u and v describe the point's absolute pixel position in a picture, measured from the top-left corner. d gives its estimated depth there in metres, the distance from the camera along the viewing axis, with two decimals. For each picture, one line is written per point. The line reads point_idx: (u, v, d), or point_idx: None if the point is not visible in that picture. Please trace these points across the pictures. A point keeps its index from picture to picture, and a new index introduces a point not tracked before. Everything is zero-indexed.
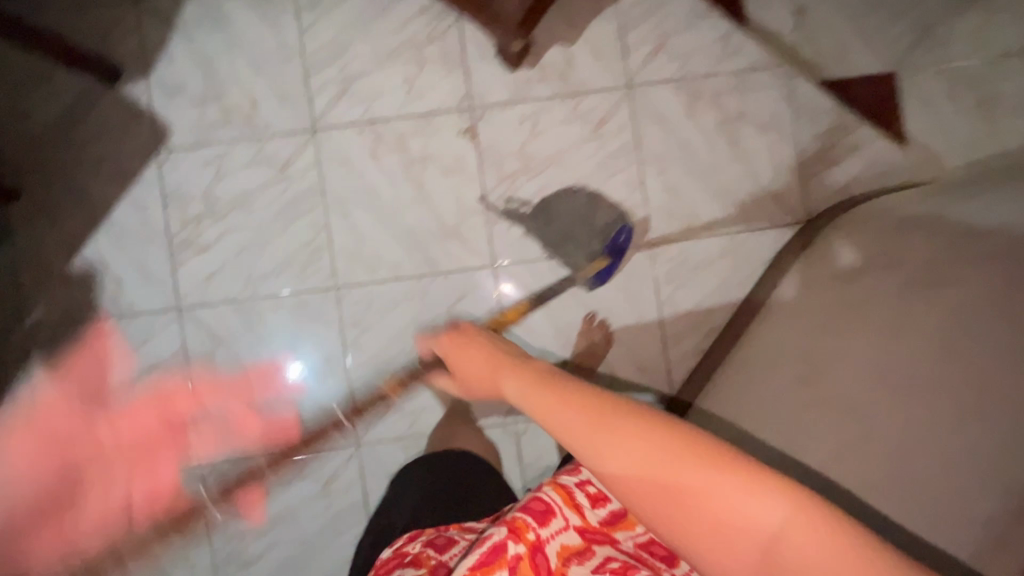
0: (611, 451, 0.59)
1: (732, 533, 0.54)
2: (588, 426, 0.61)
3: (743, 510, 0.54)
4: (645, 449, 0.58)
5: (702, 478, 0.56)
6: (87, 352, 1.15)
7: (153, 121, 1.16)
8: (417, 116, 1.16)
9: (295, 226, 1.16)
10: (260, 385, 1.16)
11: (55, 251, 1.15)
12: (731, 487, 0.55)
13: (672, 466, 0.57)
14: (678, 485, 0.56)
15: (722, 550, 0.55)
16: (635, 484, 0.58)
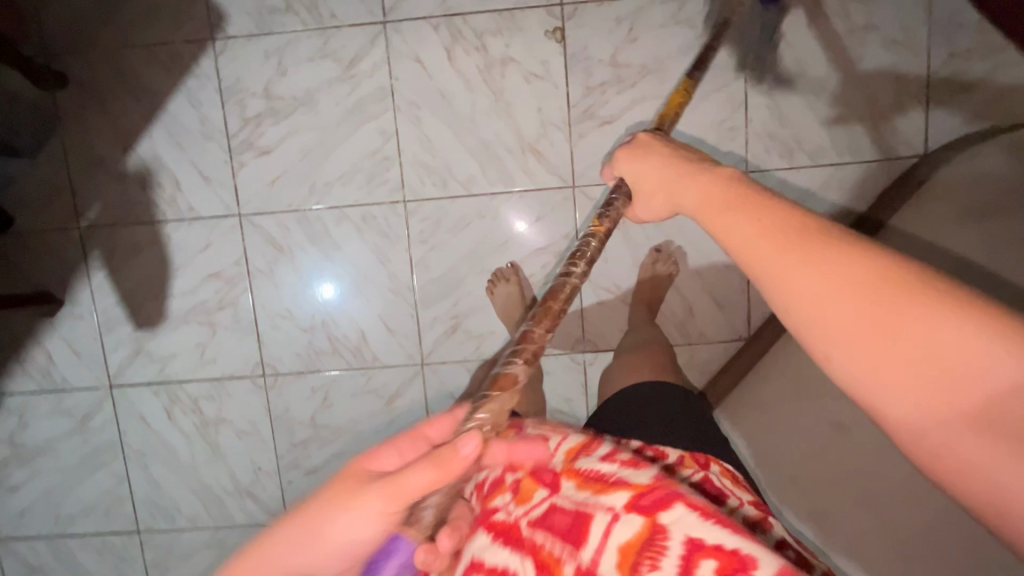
0: (808, 269, 0.42)
1: (955, 395, 0.35)
2: (762, 245, 0.45)
3: (975, 367, 0.35)
4: (831, 284, 0.40)
5: (916, 320, 0.37)
6: (148, 256, 1.11)
7: (207, 2, 1.04)
8: (499, 10, 1.03)
9: (362, 131, 1.07)
10: (297, 300, 1.12)
11: (110, 146, 1.09)
12: (986, 333, 0.35)
13: (870, 298, 0.39)
14: (914, 327, 0.37)
15: (957, 417, 0.35)
16: (815, 315, 0.41)
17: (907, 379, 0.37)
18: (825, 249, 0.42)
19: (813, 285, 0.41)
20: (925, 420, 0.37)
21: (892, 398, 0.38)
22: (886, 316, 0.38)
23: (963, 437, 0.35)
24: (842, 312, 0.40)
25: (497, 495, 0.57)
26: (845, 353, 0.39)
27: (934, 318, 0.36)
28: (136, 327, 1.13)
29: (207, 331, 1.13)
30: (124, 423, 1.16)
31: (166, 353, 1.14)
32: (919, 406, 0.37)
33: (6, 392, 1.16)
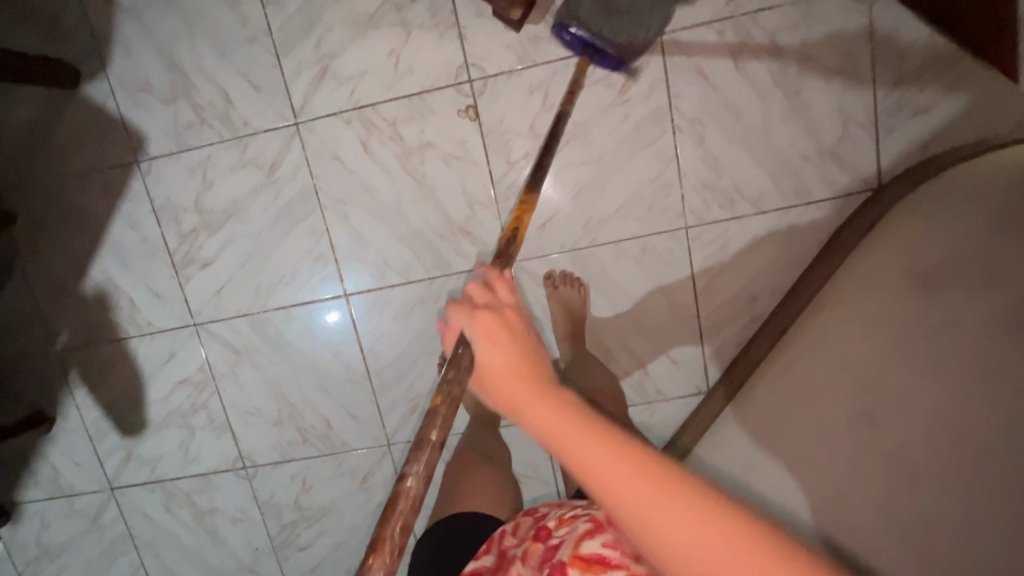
0: (536, 404, 0.46)
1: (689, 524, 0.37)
2: (524, 380, 0.48)
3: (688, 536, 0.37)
4: (598, 441, 0.42)
5: (637, 481, 0.40)
6: (120, 370, 1.17)
7: (126, 128, 1.06)
8: (408, 96, 1.00)
9: (294, 233, 1.07)
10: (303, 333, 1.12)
11: (65, 273, 1.13)
12: (648, 470, 0.40)
13: (599, 447, 0.42)
14: (605, 495, 0.40)
15: (686, 540, 0.37)
16: (596, 473, 0.41)
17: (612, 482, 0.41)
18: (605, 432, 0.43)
19: (590, 441, 0.42)
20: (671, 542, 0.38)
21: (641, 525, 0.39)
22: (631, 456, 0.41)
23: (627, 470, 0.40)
24: (595, 454, 0.41)
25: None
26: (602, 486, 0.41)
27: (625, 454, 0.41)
28: (122, 435, 1.21)
29: (186, 431, 1.19)
30: (129, 519, 1.25)
31: (155, 454, 1.22)
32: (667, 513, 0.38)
33: (24, 500, 1.27)
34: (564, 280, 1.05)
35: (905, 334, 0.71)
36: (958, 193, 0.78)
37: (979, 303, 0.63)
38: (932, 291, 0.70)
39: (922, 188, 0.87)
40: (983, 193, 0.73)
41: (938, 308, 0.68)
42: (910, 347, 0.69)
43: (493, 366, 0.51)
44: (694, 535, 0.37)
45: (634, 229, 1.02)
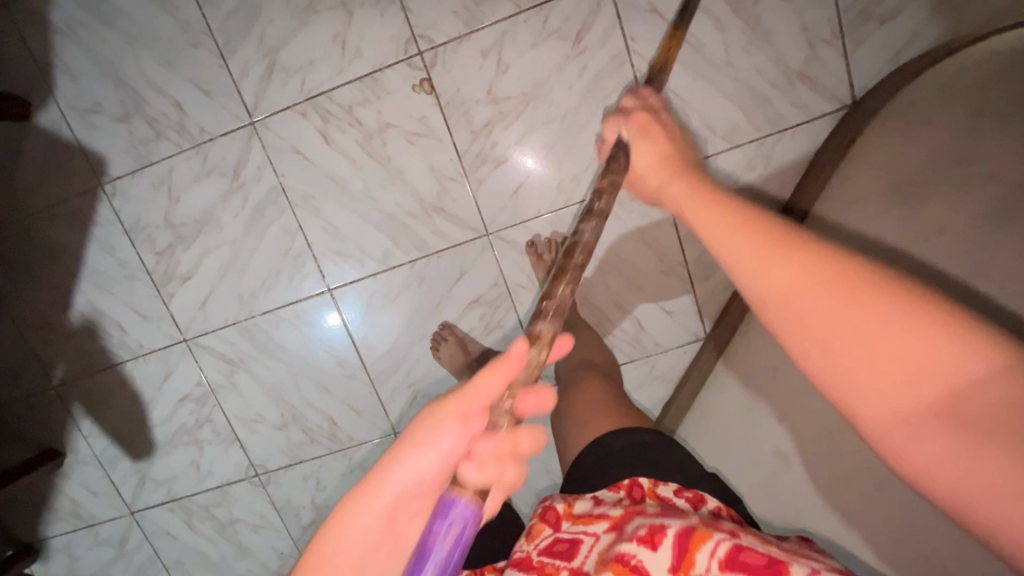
0: (770, 265, 0.38)
1: (930, 390, 0.31)
2: (745, 245, 0.40)
3: (931, 359, 0.31)
4: (784, 266, 0.37)
5: (895, 327, 0.32)
6: (120, 396, 1.18)
7: (84, 152, 1.04)
8: (360, 78, 0.97)
9: (269, 235, 1.06)
10: (296, 338, 1.12)
11: (51, 308, 1.13)
12: (916, 323, 0.32)
13: (821, 290, 0.35)
14: (868, 347, 0.33)
15: (920, 406, 0.31)
16: (817, 330, 0.35)
17: (832, 332, 0.34)
18: (780, 241, 0.38)
19: (783, 263, 0.37)
20: (917, 435, 0.31)
21: (866, 388, 0.33)
22: (829, 274, 0.35)
23: (877, 323, 0.32)
24: (813, 316, 0.35)
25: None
26: (817, 344, 0.35)
27: (864, 295, 0.34)
28: (135, 459, 1.21)
29: (195, 447, 1.20)
30: (155, 541, 1.26)
31: (169, 474, 1.22)
32: (923, 421, 0.31)
33: (50, 535, 1.29)
34: (546, 246, 1.01)
35: (893, 243, 0.71)
36: (936, 92, 0.76)
37: (953, 206, 0.64)
38: (914, 200, 0.70)
39: (902, 95, 0.83)
40: (960, 87, 0.72)
41: (933, 210, 0.67)
42: (893, 256, 0.70)
43: (676, 180, 0.53)
44: (922, 362, 0.31)
45: None
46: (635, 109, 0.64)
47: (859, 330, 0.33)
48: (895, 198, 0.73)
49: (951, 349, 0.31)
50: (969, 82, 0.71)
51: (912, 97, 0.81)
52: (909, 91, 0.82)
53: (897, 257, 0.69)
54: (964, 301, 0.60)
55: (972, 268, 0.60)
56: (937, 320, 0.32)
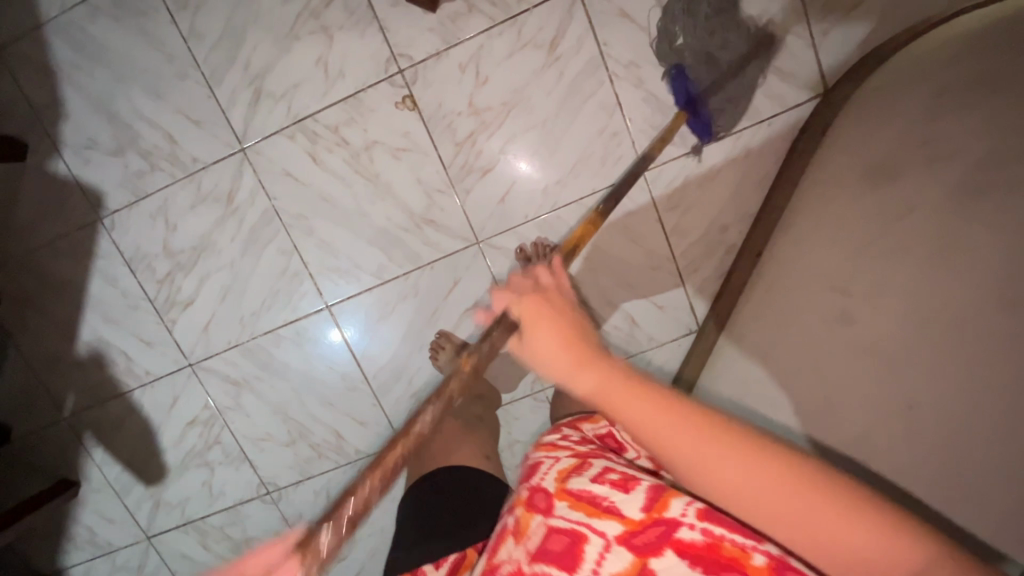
0: (710, 454, 0.43)
1: (854, 561, 0.40)
2: (681, 433, 0.45)
3: (858, 543, 0.39)
4: (731, 462, 0.43)
5: (822, 513, 0.40)
6: (130, 423, 1.20)
7: (82, 188, 1.07)
8: (344, 99, 1.00)
9: (265, 256, 1.08)
10: (297, 355, 1.14)
11: (58, 341, 1.16)
12: (827, 504, 0.40)
13: (747, 476, 0.42)
14: (793, 518, 0.41)
15: (837, 560, 0.40)
16: (752, 502, 0.42)
17: (774, 516, 0.42)
18: (718, 437, 0.44)
19: (726, 459, 0.43)
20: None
21: (799, 544, 0.41)
22: (768, 474, 0.42)
23: (798, 498, 0.41)
24: (753, 493, 0.42)
25: (502, 547, 0.56)
26: (761, 516, 0.43)
27: (793, 489, 0.41)
28: (147, 484, 1.24)
29: (205, 469, 1.22)
30: (172, 564, 1.28)
31: (182, 497, 1.24)
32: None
33: (70, 564, 1.31)
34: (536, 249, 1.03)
35: (869, 223, 0.71)
36: (902, 74, 0.77)
37: (926, 183, 0.65)
38: (890, 180, 0.71)
39: (870, 79, 0.85)
40: (931, 68, 0.73)
41: (903, 191, 0.68)
42: (874, 236, 0.70)
43: (559, 348, 0.53)
44: (833, 529, 0.40)
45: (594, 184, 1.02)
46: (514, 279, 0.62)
47: (794, 510, 0.41)
48: (869, 180, 0.74)
49: (866, 532, 0.39)
50: (935, 63, 0.72)
51: (882, 80, 0.82)
52: (878, 74, 0.84)
53: (876, 237, 0.70)
54: (946, 278, 0.60)
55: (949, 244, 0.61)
56: (849, 500, 0.40)
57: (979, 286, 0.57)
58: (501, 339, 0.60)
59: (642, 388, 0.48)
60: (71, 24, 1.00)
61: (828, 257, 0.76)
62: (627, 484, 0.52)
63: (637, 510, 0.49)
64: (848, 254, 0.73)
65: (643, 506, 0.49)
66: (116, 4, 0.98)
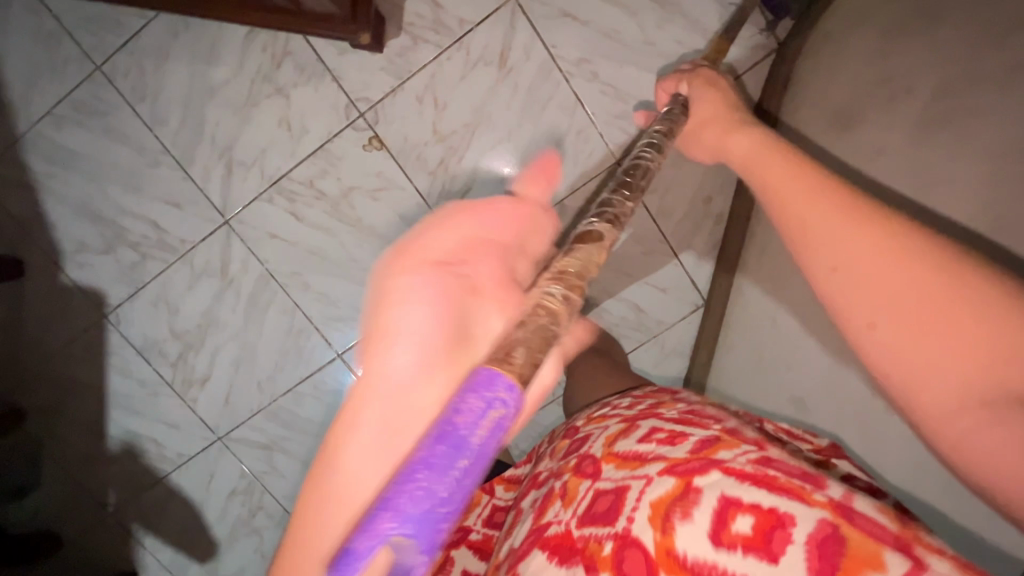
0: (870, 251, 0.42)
1: (951, 344, 0.37)
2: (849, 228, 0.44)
3: (973, 325, 0.37)
4: (848, 224, 0.44)
5: (931, 289, 0.39)
6: (173, 506, 1.22)
7: (82, 290, 1.10)
8: (312, 154, 1.01)
9: (269, 320, 1.10)
10: (318, 409, 1.15)
11: (89, 441, 1.18)
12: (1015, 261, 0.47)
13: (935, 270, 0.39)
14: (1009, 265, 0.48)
15: None
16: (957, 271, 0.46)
17: (877, 295, 0.41)
18: (848, 203, 0.45)
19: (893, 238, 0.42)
20: (949, 387, 0.37)
21: None
22: (885, 242, 0.42)
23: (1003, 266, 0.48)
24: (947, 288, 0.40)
25: (549, 509, 0.53)
26: (855, 289, 0.42)
27: (912, 257, 0.40)
28: (202, 561, 1.25)
29: (254, 536, 1.23)
30: None
31: (237, 567, 1.26)
32: (954, 380, 0.37)
33: None
34: None
35: (844, 172, 0.72)
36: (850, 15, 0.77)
37: (889, 120, 0.66)
38: (855, 126, 0.71)
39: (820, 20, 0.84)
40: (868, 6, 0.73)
41: (874, 132, 0.68)
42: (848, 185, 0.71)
43: (732, 135, 0.59)
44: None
45: (571, 182, 1.02)
46: (694, 71, 0.72)
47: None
48: (835, 127, 0.74)
49: (975, 306, 0.37)
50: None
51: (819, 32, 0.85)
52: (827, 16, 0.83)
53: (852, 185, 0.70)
54: (932, 213, 0.58)
55: (926, 178, 0.59)
56: (972, 273, 0.38)
57: (965, 222, 0.54)
58: (681, 118, 0.65)
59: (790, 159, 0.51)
60: (39, 137, 1.02)
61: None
62: (674, 437, 0.49)
63: (683, 450, 0.47)
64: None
65: (692, 449, 0.46)
66: (77, 109, 1.00)
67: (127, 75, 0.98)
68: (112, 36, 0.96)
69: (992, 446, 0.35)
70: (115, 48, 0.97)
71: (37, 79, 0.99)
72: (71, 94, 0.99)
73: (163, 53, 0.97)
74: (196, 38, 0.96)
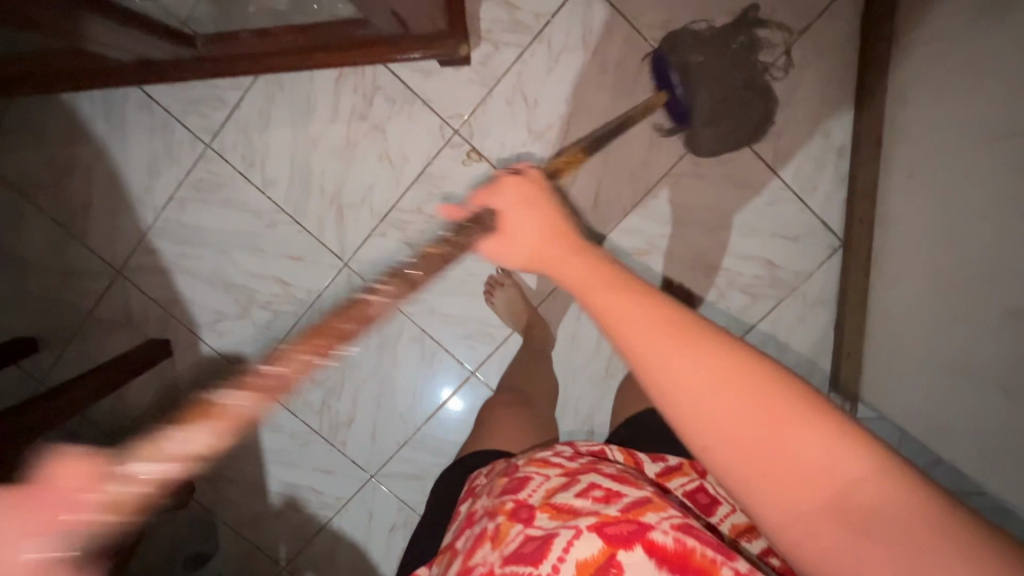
0: (668, 349, 0.35)
1: (822, 491, 0.30)
2: (618, 304, 0.38)
3: (831, 466, 0.31)
4: (683, 352, 0.34)
5: (795, 434, 0.31)
6: (340, 550, 1.24)
7: (224, 358, 1.14)
8: (416, 180, 1.03)
9: (401, 350, 1.12)
10: (457, 431, 1.15)
11: (252, 501, 1.22)
12: (837, 467, 0.30)
13: (680, 348, 0.35)
14: (783, 467, 0.31)
15: (830, 519, 0.30)
16: (719, 428, 0.32)
17: (737, 436, 0.32)
18: (682, 330, 0.36)
19: (665, 341, 0.35)
20: (826, 535, 0.30)
21: (828, 541, 0.30)
22: (747, 378, 0.33)
23: (779, 428, 0.31)
24: (727, 417, 0.32)
25: (478, 550, 0.50)
26: (696, 413, 0.33)
27: (752, 379, 0.33)
28: None
29: None
30: None
31: None
32: (825, 528, 0.30)
33: None
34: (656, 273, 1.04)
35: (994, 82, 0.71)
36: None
37: None
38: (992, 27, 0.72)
39: None
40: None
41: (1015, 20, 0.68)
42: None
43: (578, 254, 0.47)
44: (780, 444, 0.31)
45: (678, 148, 0.99)
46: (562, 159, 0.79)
47: (736, 389, 0.33)
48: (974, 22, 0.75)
49: (842, 453, 0.31)
50: None
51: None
52: None
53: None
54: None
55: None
56: (807, 405, 0.32)
57: None
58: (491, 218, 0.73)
59: (611, 278, 0.41)
60: (164, 222, 1.07)
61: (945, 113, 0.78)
62: (608, 495, 0.49)
63: (614, 509, 0.47)
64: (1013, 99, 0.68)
65: (622, 509, 0.47)
66: (195, 187, 1.05)
67: (234, 144, 1.03)
68: (215, 112, 1.01)
69: (871, 574, 0.29)
70: (219, 122, 1.02)
71: (156, 168, 1.05)
72: (188, 174, 1.05)
73: (263, 116, 1.01)
74: (291, 96, 1.00)
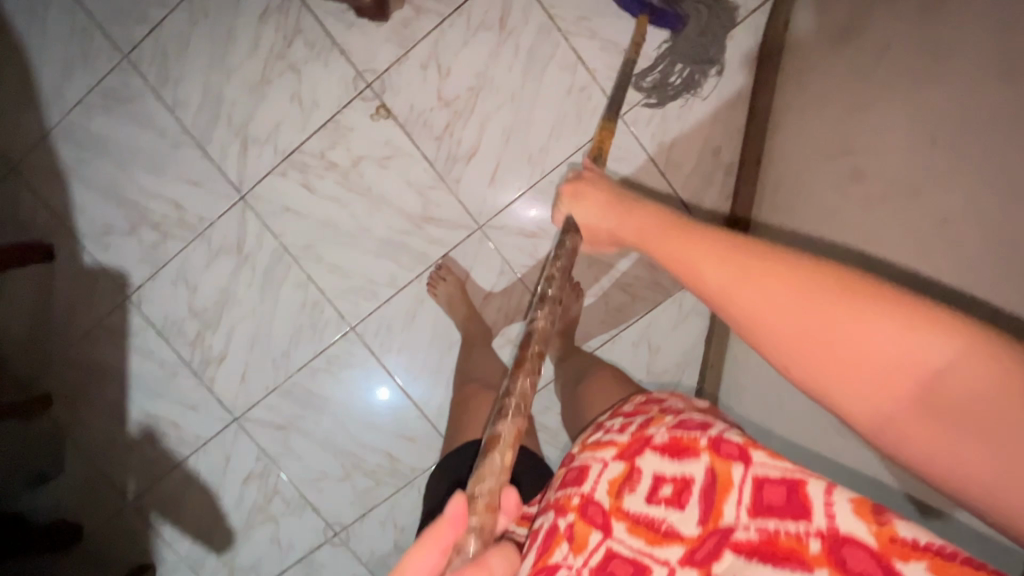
0: (746, 288, 0.40)
1: (904, 382, 0.34)
2: (712, 265, 0.43)
3: (910, 351, 0.34)
4: (765, 284, 0.39)
5: (870, 326, 0.35)
6: (189, 492, 1.19)
7: (106, 272, 1.12)
8: (323, 126, 1.05)
9: (284, 294, 1.11)
10: (358, 408, 1.15)
11: (110, 426, 1.18)
12: (927, 356, 0.33)
13: (766, 282, 0.40)
14: (874, 389, 0.35)
15: (926, 418, 0.33)
16: (822, 365, 0.36)
17: (820, 346, 0.36)
18: (752, 264, 0.41)
19: (745, 282, 0.40)
20: (915, 424, 0.33)
21: (934, 445, 0.33)
22: (824, 289, 0.37)
23: (864, 341, 0.35)
24: (807, 339, 0.37)
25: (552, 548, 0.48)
26: (811, 371, 0.37)
27: (826, 297, 0.37)
28: (218, 553, 1.21)
29: (271, 524, 1.19)
30: None
31: (253, 559, 1.21)
32: (921, 428, 0.33)
33: None
34: None
35: (831, 118, 0.77)
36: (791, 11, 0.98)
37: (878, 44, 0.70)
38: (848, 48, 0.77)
39: None
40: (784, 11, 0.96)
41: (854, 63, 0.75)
42: (860, 86, 0.73)
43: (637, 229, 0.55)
44: (862, 348, 0.35)
45: (577, 139, 1.03)
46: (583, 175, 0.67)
47: (813, 314, 0.37)
48: (830, 53, 0.81)
49: (916, 342, 0.33)
50: None
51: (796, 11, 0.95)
52: None
53: (867, 92, 0.71)
54: (950, 87, 0.56)
55: (858, 97, 0.72)
56: (879, 300, 0.35)
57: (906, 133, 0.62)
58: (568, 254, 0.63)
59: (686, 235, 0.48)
60: (70, 124, 1.07)
61: (800, 129, 0.86)
62: (682, 496, 0.47)
63: (695, 525, 0.46)
64: (847, 107, 0.74)
65: (702, 524, 0.45)
66: (105, 96, 1.06)
67: (151, 61, 1.04)
68: (138, 26, 1.03)
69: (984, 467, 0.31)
70: (140, 36, 1.03)
71: (69, 70, 1.05)
72: (101, 83, 1.06)
73: (184, 38, 1.03)
74: (214, 23, 1.02)
